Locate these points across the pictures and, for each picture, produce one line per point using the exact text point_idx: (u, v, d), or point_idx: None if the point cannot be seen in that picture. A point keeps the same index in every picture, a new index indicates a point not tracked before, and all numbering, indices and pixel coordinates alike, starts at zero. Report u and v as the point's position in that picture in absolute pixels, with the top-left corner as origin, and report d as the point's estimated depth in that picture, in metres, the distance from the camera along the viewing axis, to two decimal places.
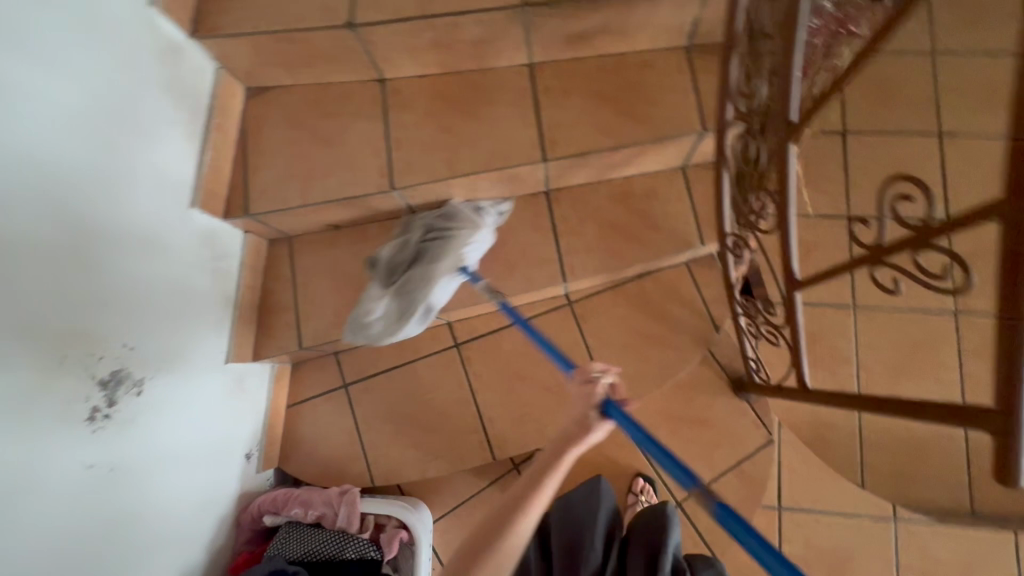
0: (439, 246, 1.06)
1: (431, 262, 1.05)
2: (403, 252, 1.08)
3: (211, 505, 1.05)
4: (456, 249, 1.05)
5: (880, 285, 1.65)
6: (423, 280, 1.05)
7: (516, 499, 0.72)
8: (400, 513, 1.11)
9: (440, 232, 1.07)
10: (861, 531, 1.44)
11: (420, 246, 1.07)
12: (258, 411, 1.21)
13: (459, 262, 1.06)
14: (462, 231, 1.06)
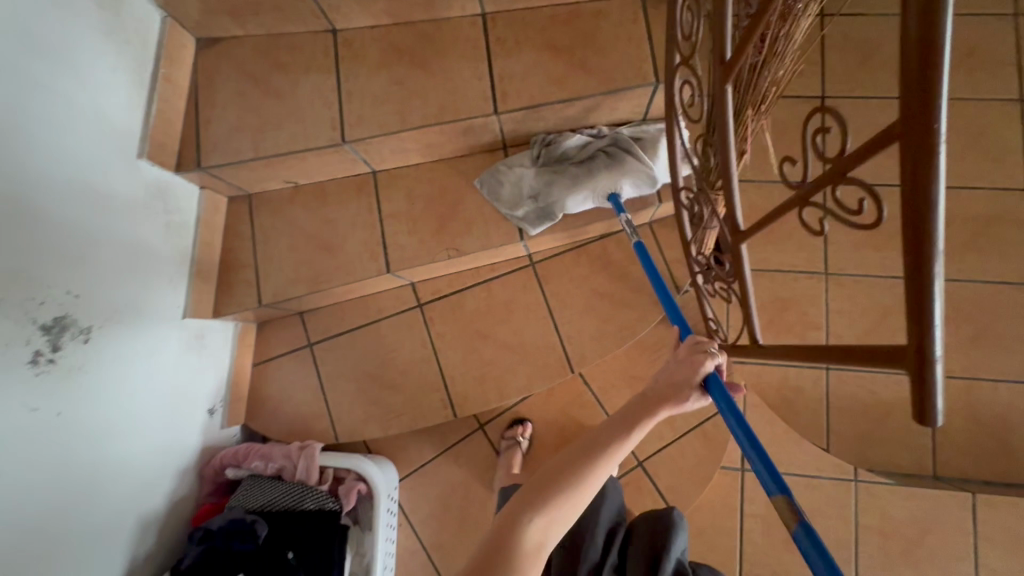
0: (613, 164, 1.04)
1: (595, 176, 1.05)
2: (576, 148, 1.07)
3: (170, 457, 1.07)
4: (620, 175, 1.04)
5: (852, 251, 1.64)
6: (572, 189, 1.06)
7: (589, 447, 0.71)
8: (358, 465, 1.12)
9: (629, 147, 1.05)
10: (821, 492, 1.45)
11: (604, 151, 1.06)
12: (221, 369, 1.22)
13: (608, 189, 1.06)
14: (641, 159, 1.04)
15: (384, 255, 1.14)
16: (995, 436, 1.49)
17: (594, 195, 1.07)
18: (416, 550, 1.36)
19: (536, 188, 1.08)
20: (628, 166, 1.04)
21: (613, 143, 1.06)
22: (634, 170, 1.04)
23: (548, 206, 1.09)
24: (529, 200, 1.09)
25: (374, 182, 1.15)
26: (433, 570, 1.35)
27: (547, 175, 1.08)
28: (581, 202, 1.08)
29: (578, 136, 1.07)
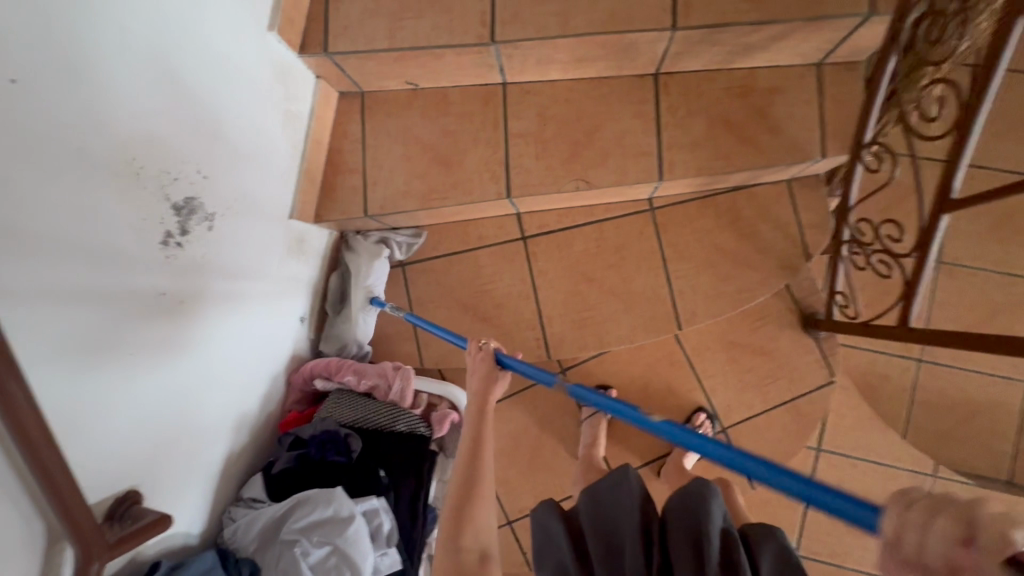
0: (349, 278, 1.18)
1: (351, 295, 1.17)
2: (335, 304, 1.20)
3: (267, 360, 1.04)
4: (365, 280, 1.16)
5: (972, 242, 1.53)
6: (349, 310, 1.17)
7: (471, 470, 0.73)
8: (453, 395, 1.08)
9: (340, 264, 1.20)
10: (897, 482, 1.40)
11: (341, 278, 1.21)
12: (314, 276, 1.17)
13: (367, 293, 1.18)
14: (356, 264, 1.18)
15: (506, 178, 1.04)
16: None
17: (362, 305, 1.17)
18: None
19: (345, 339, 1.18)
20: (352, 271, 1.18)
21: (341, 267, 1.21)
22: (365, 270, 1.17)
23: (354, 335, 1.18)
24: (350, 341, 1.18)
25: (504, 96, 1.04)
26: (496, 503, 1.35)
27: (332, 323, 1.20)
28: (365, 318, 1.19)
29: (329, 280, 1.22)
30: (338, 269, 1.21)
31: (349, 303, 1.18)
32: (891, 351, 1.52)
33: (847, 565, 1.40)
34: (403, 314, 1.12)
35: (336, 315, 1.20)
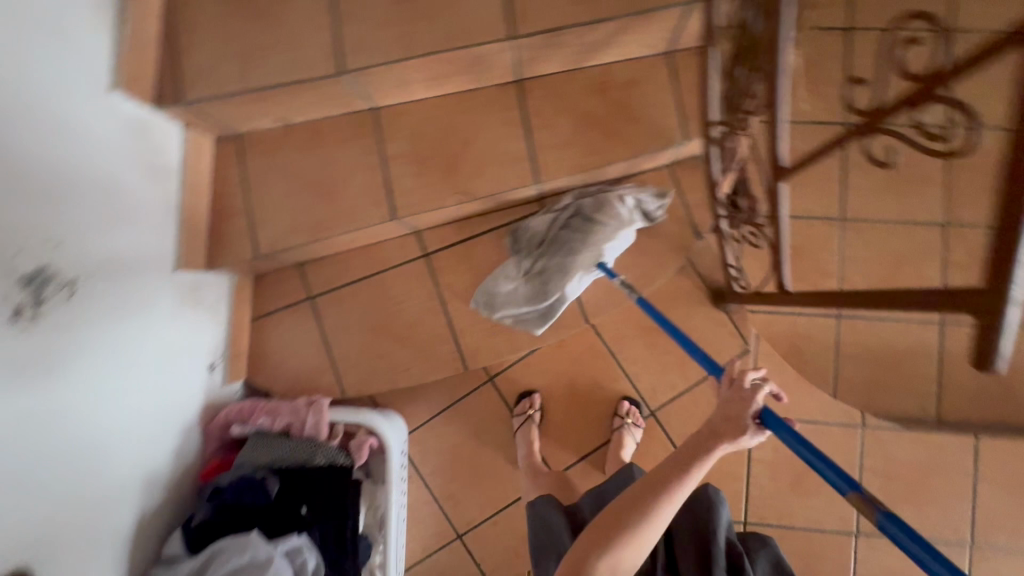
0: (582, 237, 1.11)
1: (572, 254, 1.11)
2: (542, 255, 1.14)
3: (170, 416, 1.03)
4: (596, 244, 1.10)
5: (873, 196, 1.58)
6: (562, 265, 1.12)
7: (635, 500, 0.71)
8: (368, 421, 1.09)
9: (598, 221, 1.10)
10: (829, 438, 1.45)
11: (563, 232, 1.13)
12: (219, 323, 1.15)
13: (597, 256, 1.11)
14: (609, 228, 1.10)
15: (389, 201, 1.06)
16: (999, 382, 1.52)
17: (581, 269, 1.12)
18: (427, 501, 1.36)
19: (524, 290, 1.15)
20: (596, 232, 1.10)
21: (571, 217, 1.13)
22: (599, 234, 1.10)
23: (552, 296, 1.14)
24: (524, 298, 1.15)
25: (375, 120, 1.05)
26: (444, 519, 1.36)
27: (535, 274, 1.15)
28: (577, 280, 1.13)
29: (537, 225, 1.14)
30: (567, 223, 1.12)
31: (551, 253, 1.13)
32: (810, 312, 1.56)
33: (796, 526, 1.44)
34: (635, 297, 1.08)
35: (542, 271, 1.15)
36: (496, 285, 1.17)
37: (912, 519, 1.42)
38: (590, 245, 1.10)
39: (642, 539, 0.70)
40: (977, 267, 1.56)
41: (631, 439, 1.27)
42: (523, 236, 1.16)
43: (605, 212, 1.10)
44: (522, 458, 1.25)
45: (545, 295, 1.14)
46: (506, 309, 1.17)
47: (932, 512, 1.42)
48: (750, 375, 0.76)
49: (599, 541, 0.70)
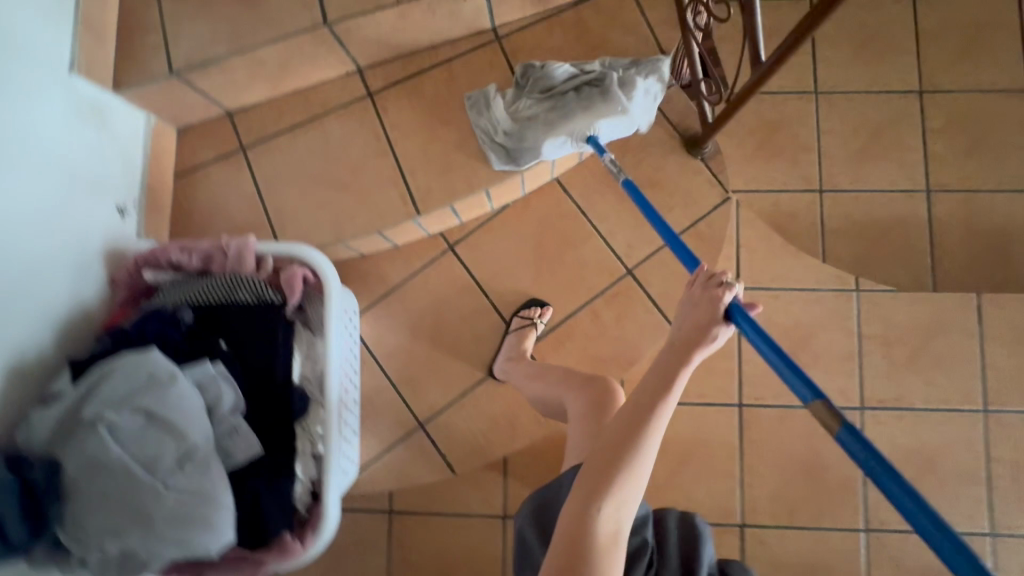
0: (592, 101, 1.04)
1: (569, 115, 1.04)
2: (543, 104, 1.06)
3: (61, 242, 0.87)
4: (595, 115, 1.04)
5: (844, 65, 1.52)
6: (555, 119, 1.05)
7: (630, 423, 0.70)
8: (302, 251, 0.94)
9: (610, 92, 1.04)
10: (823, 305, 1.33)
11: (580, 91, 1.05)
12: (131, 166, 1.02)
13: (585, 132, 1.05)
14: (617, 102, 1.03)
15: (319, 5, 0.98)
16: (992, 247, 1.44)
17: (571, 134, 1.05)
18: (384, 389, 1.21)
19: (509, 133, 1.07)
20: (603, 104, 1.03)
21: (592, 83, 1.06)
22: (604, 108, 1.03)
23: (529, 147, 1.07)
24: (502, 138, 1.07)
25: None
26: (403, 407, 1.20)
27: (523, 117, 1.07)
28: (559, 142, 1.06)
29: (558, 73, 1.06)
30: (591, 87, 1.06)
31: (555, 105, 1.06)
32: (791, 188, 1.49)
33: (794, 404, 1.32)
34: (619, 178, 1.00)
35: (538, 118, 1.06)
36: (489, 104, 1.07)
37: (918, 388, 1.30)
38: (587, 114, 1.04)
39: (626, 492, 0.68)
40: (958, 131, 1.50)
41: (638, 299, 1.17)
42: (535, 75, 1.07)
43: (626, 94, 1.04)
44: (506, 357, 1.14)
45: (522, 143, 1.07)
46: (480, 135, 1.08)
47: (939, 379, 1.30)
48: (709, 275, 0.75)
49: (583, 506, 0.67)
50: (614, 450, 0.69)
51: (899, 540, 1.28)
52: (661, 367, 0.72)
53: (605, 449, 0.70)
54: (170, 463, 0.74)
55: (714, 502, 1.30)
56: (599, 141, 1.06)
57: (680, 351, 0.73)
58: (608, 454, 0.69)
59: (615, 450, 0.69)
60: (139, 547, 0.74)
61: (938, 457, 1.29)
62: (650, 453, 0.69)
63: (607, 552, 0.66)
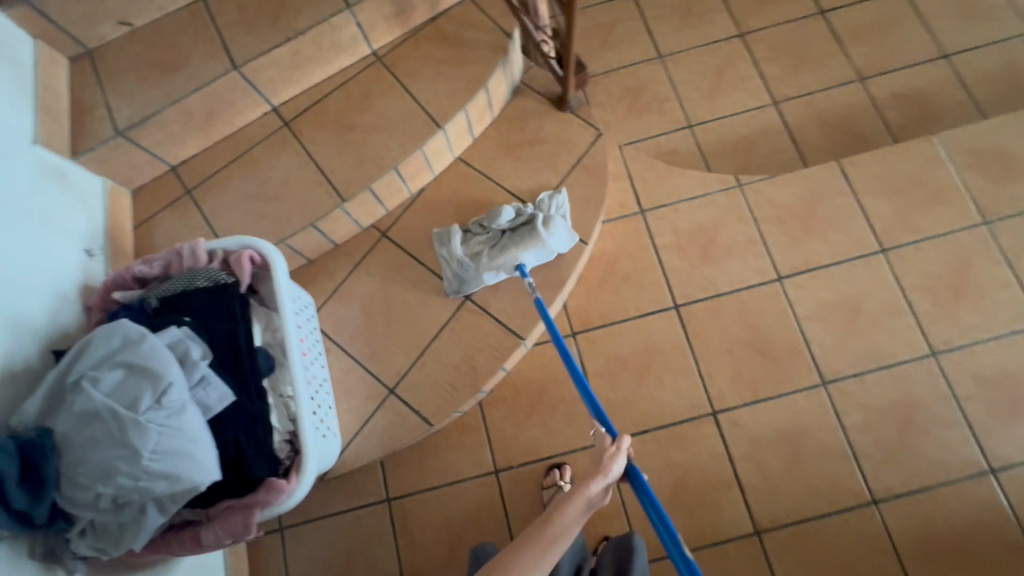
0: (519, 240, 1.29)
1: (503, 250, 1.29)
2: (486, 227, 1.31)
3: (39, 268, 1.02)
4: (521, 250, 1.28)
5: (676, 33, 1.85)
6: (497, 253, 1.29)
7: (521, 545, 0.86)
8: (246, 239, 1.10)
9: (537, 219, 1.29)
10: (717, 205, 1.52)
11: (515, 231, 1.30)
12: (94, 218, 1.20)
13: (514, 263, 1.30)
14: (536, 239, 1.28)
15: (228, 56, 1.24)
16: (843, 131, 1.69)
17: (504, 267, 1.30)
18: (351, 368, 1.31)
19: (462, 260, 1.32)
20: (531, 241, 1.28)
21: (527, 222, 1.30)
22: (529, 245, 1.28)
23: (476, 283, 1.31)
24: (457, 265, 1.32)
25: (206, 7, 1.29)
26: (372, 380, 1.30)
27: (475, 248, 1.32)
28: (494, 274, 1.31)
29: (500, 224, 1.29)
30: (526, 216, 1.31)
31: (498, 235, 1.31)
32: (666, 131, 1.74)
33: (723, 293, 1.45)
34: (534, 299, 1.24)
35: (486, 246, 1.31)
36: (451, 246, 1.33)
37: (821, 249, 1.46)
38: (514, 250, 1.28)
39: None
40: (782, 55, 1.80)
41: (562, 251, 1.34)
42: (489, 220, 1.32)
43: (545, 231, 1.28)
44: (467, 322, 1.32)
45: (471, 266, 1.31)
46: (444, 286, 1.34)
47: (835, 237, 1.47)
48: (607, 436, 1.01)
49: None
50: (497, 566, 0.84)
51: (858, 385, 1.36)
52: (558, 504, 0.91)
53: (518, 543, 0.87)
54: (148, 401, 0.83)
55: (682, 399, 1.38)
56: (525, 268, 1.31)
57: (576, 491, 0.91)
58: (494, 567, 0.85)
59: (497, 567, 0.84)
60: (130, 482, 0.81)
61: (861, 302, 1.42)
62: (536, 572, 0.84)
63: None
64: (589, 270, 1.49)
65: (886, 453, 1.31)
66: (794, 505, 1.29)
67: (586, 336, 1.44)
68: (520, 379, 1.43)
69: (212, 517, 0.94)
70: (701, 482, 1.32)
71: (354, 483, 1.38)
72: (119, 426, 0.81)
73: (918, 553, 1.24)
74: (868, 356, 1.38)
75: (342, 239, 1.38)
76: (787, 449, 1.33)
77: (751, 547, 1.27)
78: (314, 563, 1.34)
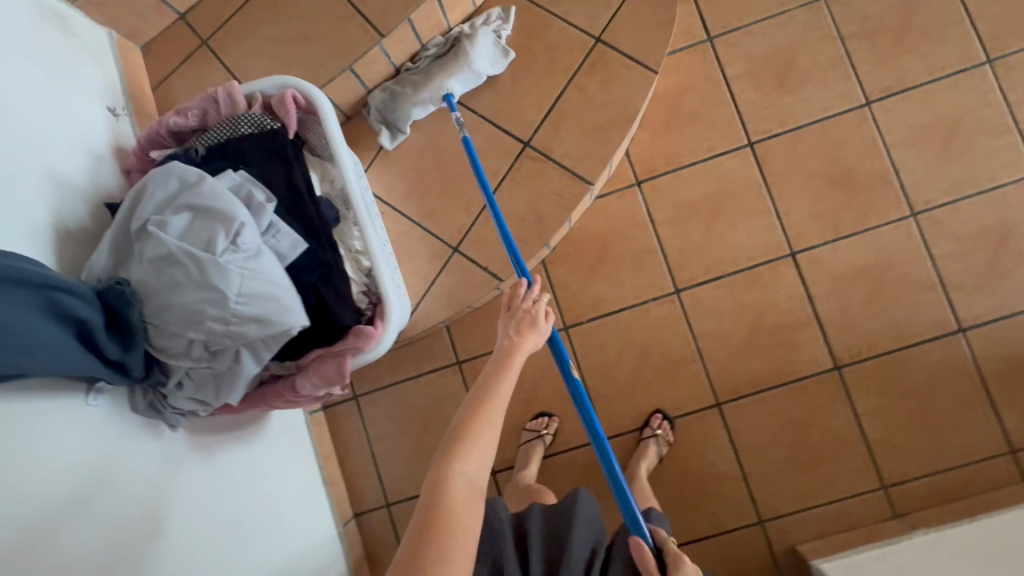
0: (448, 63, 1.19)
1: (429, 79, 1.19)
2: (404, 61, 1.22)
3: (67, 124, 0.92)
4: (447, 76, 1.18)
5: None
6: (419, 86, 1.20)
7: (449, 443, 0.72)
8: (285, 78, 0.97)
9: (460, 37, 1.20)
10: (796, 23, 1.33)
11: (440, 57, 1.20)
12: (109, 73, 1.07)
13: (441, 90, 1.19)
14: (462, 58, 1.18)
15: None
16: None
17: (431, 99, 1.20)
18: (409, 229, 1.23)
19: (385, 93, 1.21)
20: (458, 63, 1.18)
21: (453, 46, 1.21)
22: (457, 68, 1.18)
23: (408, 107, 1.21)
24: (387, 112, 1.21)
25: None
26: (432, 240, 1.22)
27: (400, 86, 1.20)
28: (423, 108, 1.21)
29: (415, 52, 1.21)
30: (450, 42, 1.22)
31: (417, 70, 1.21)
32: None
33: (803, 124, 1.31)
34: (464, 133, 1.14)
35: (408, 72, 1.21)
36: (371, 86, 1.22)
37: (916, 65, 1.29)
38: (448, 75, 1.18)
39: (466, 506, 0.67)
40: None
41: (628, 87, 1.21)
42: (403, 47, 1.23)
43: (470, 48, 1.18)
44: (526, 176, 1.21)
45: (407, 108, 1.20)
46: (371, 114, 1.22)
47: (934, 49, 1.29)
48: (531, 293, 0.92)
49: (425, 526, 0.64)
50: (434, 479, 0.68)
51: (951, 213, 1.26)
52: (488, 403, 0.76)
53: (452, 426, 0.75)
54: (223, 241, 0.77)
55: (757, 241, 1.31)
56: (454, 98, 1.20)
57: (497, 371, 0.80)
58: (427, 495, 0.67)
59: (433, 483, 0.68)
60: (221, 327, 0.77)
61: (959, 121, 1.28)
62: (477, 434, 0.73)
63: (457, 503, 0.66)
64: (652, 111, 1.36)
65: (976, 280, 1.25)
66: (876, 339, 1.26)
67: (652, 184, 1.34)
68: (583, 233, 1.35)
69: (304, 367, 0.92)
70: (778, 323, 1.29)
71: (422, 349, 1.39)
72: (199, 268, 0.75)
73: (1003, 375, 1.23)
74: (965, 181, 1.26)
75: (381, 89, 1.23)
76: (870, 285, 1.27)
77: (830, 382, 1.27)
78: (392, 426, 1.39)
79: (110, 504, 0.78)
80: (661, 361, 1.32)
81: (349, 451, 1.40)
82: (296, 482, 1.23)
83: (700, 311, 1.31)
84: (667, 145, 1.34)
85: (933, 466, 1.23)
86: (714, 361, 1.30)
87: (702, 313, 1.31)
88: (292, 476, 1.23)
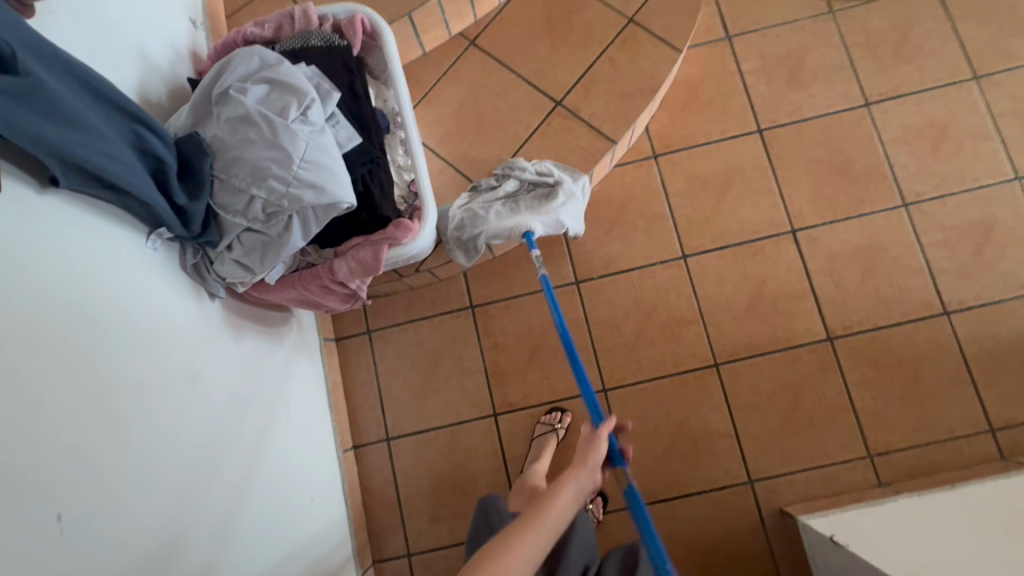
0: (536, 203, 1.21)
1: (513, 212, 1.20)
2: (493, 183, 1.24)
3: (157, 17, 1.02)
4: (532, 215, 1.20)
5: None
6: (501, 214, 1.20)
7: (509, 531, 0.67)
8: (356, 5, 1.09)
9: (553, 185, 1.23)
10: (806, 30, 1.48)
11: (530, 194, 1.23)
12: None
13: (525, 226, 1.20)
14: (552, 208, 1.21)
15: None
16: None
17: (510, 231, 1.21)
18: (442, 169, 1.32)
19: (464, 215, 1.22)
20: (546, 207, 1.21)
21: (543, 184, 1.24)
22: (543, 214, 1.21)
23: (479, 241, 1.22)
24: (466, 236, 1.22)
25: None
26: (463, 180, 1.31)
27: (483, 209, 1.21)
28: (500, 237, 1.22)
29: (507, 181, 1.24)
30: (541, 183, 1.24)
31: (505, 203, 1.22)
32: None
33: (809, 117, 1.44)
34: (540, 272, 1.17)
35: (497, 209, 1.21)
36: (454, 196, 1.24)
37: (911, 75, 1.44)
38: (532, 210, 1.20)
39: None
40: None
41: (655, 62, 1.34)
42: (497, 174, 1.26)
43: (560, 198, 1.21)
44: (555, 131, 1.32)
45: (478, 213, 1.20)
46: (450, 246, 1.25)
47: (927, 62, 1.44)
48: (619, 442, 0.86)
49: None
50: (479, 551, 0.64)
51: (939, 206, 1.38)
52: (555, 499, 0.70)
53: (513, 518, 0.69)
54: (295, 112, 0.86)
55: (761, 217, 1.41)
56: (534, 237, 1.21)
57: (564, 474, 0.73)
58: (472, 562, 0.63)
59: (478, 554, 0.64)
60: (281, 187, 0.84)
61: (947, 125, 1.41)
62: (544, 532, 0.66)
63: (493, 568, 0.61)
64: (672, 95, 1.49)
65: (961, 268, 1.35)
66: (867, 315, 1.35)
67: (667, 158, 1.45)
68: (601, 197, 1.46)
69: (343, 254, 0.99)
70: (777, 293, 1.37)
71: (438, 291, 1.46)
72: (271, 129, 0.83)
73: (984, 356, 1.30)
74: (952, 178, 1.39)
75: (431, 43, 1.35)
76: (863, 264, 1.37)
77: (823, 352, 1.34)
78: (402, 363, 1.44)
79: (150, 335, 0.82)
80: (664, 320, 1.39)
81: (356, 384, 1.44)
82: (300, 403, 1.25)
83: (704, 276, 1.39)
84: (684, 125, 1.47)
85: (918, 438, 1.29)
86: (715, 324, 1.37)
87: (707, 278, 1.39)
88: (295, 384, 1.25)
